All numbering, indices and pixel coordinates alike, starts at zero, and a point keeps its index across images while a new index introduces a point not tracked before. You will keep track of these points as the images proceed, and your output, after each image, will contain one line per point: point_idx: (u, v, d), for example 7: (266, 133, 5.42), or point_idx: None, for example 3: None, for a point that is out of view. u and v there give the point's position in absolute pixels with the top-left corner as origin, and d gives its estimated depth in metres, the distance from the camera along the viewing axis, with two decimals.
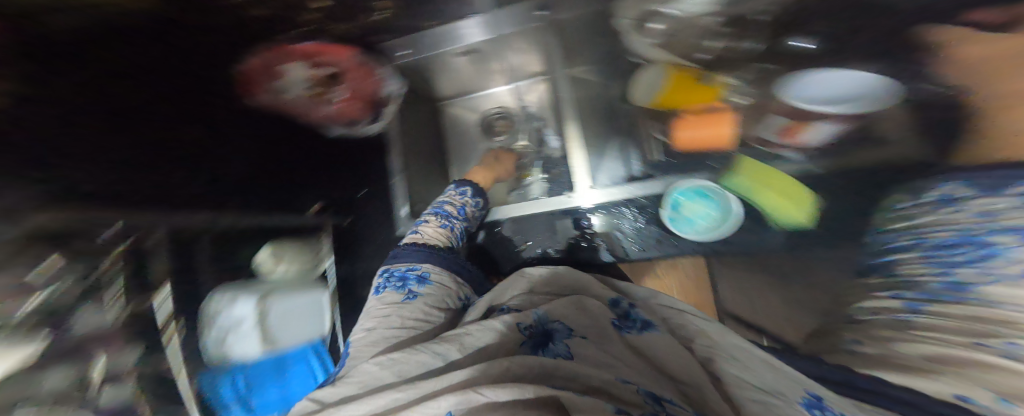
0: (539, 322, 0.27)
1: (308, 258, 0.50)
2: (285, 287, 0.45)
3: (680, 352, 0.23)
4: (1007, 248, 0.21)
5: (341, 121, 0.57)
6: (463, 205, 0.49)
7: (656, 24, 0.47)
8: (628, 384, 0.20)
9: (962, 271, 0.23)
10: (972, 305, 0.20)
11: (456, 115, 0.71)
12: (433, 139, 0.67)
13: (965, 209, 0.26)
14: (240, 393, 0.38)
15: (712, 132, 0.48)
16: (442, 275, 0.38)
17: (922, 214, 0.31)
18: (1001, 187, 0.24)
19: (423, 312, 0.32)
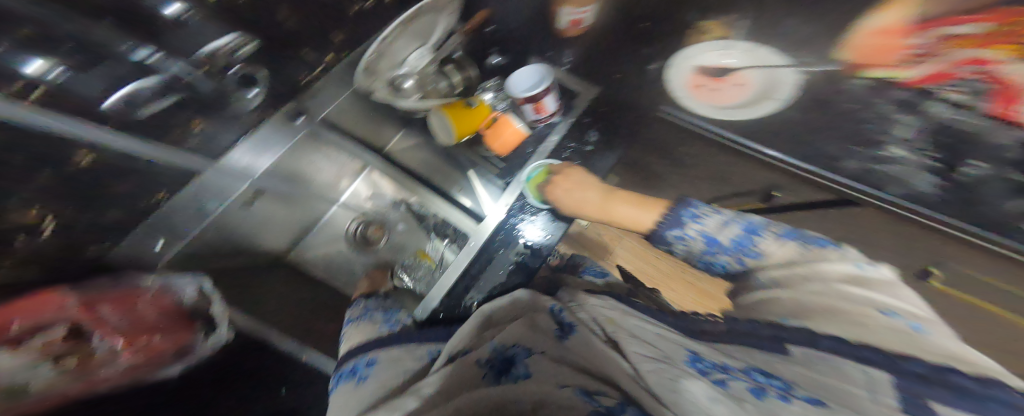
0: (497, 352, 0.32)
1: None
2: None
3: (661, 372, 0.23)
4: (755, 251, 0.37)
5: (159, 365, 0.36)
6: (365, 307, 0.48)
7: (404, 85, 0.52)
8: (565, 388, 0.26)
9: (731, 257, 0.39)
10: (824, 304, 0.27)
11: (318, 263, 0.67)
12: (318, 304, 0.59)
13: (722, 233, 0.39)
14: None
15: (510, 132, 0.57)
16: (391, 349, 0.37)
17: (693, 243, 0.42)
18: (704, 217, 0.41)
19: (380, 390, 0.31)
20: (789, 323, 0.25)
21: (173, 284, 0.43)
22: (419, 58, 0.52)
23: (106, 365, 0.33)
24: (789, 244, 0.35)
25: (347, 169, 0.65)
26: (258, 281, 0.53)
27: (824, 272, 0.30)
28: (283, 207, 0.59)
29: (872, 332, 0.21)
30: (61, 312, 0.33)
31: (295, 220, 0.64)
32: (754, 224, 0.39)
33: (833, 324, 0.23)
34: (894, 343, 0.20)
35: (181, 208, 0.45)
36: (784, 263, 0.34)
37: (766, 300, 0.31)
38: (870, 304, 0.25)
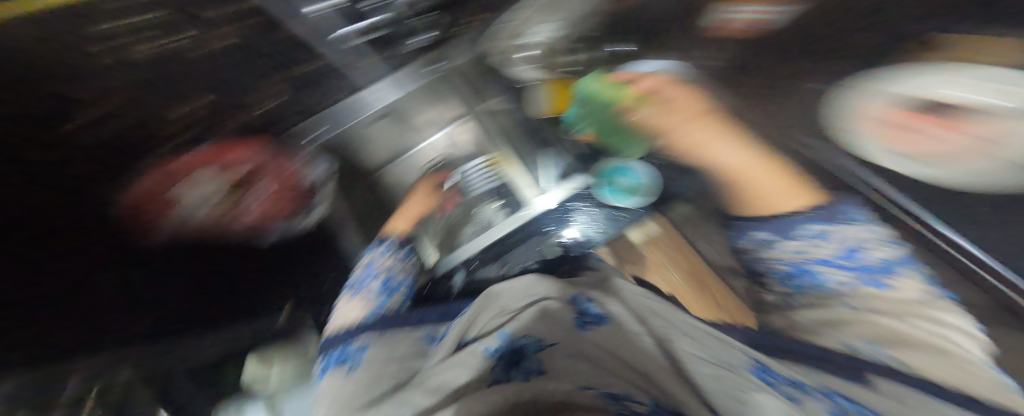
0: (506, 342, 0.33)
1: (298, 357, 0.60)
2: None
3: (642, 343, 0.30)
4: (870, 272, 0.38)
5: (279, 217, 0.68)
6: (371, 262, 0.56)
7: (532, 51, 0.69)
8: (586, 389, 0.27)
9: (811, 269, 0.43)
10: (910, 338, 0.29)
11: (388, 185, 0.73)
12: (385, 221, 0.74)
13: (822, 250, 0.43)
14: None
15: None
16: (384, 335, 0.39)
17: (771, 260, 0.49)
18: (791, 234, 0.47)
19: (370, 375, 0.31)
20: (858, 351, 0.26)
21: (309, 168, 0.69)
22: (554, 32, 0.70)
23: (203, 194, 0.64)
24: (918, 289, 0.35)
25: (443, 118, 0.74)
26: (352, 189, 0.72)
27: (943, 338, 0.29)
28: (393, 130, 0.72)
29: (956, 371, 0.23)
30: (243, 157, 0.65)
31: (393, 140, 0.72)
32: (885, 259, 0.39)
33: (892, 359, 0.24)
34: (961, 387, 0.19)
35: (341, 108, 0.67)
36: (873, 317, 0.33)
37: (854, 325, 0.32)
38: (952, 356, 0.25)
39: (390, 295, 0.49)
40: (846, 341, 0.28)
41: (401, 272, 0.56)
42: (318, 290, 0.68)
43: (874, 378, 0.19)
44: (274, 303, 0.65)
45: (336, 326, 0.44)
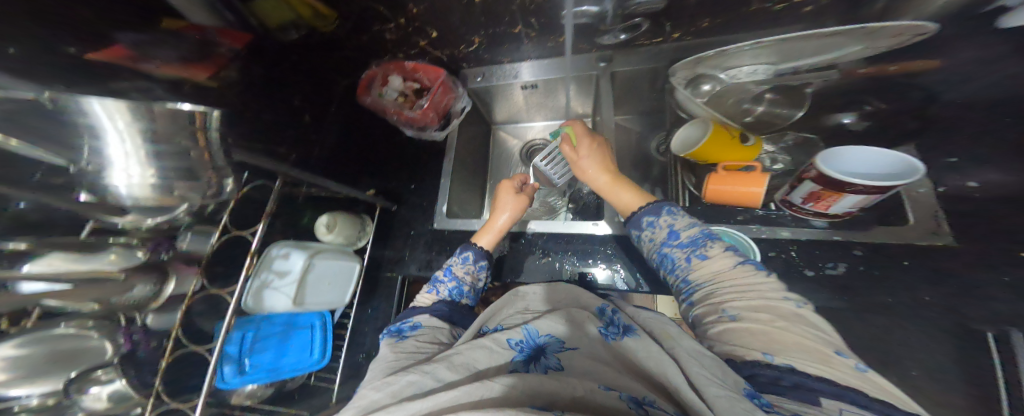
0: (528, 338, 0.42)
1: (352, 233, 0.72)
2: (325, 249, 0.64)
3: (650, 353, 0.34)
4: (688, 253, 0.42)
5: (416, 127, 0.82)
6: (449, 267, 0.66)
7: (703, 87, 0.57)
8: (608, 390, 0.32)
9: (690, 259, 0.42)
10: (783, 339, 0.30)
11: (500, 141, 0.95)
12: (473, 167, 0.88)
13: (682, 236, 0.44)
14: (236, 355, 0.60)
15: (739, 191, 0.46)
16: (431, 319, 0.55)
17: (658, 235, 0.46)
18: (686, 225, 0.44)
19: (414, 345, 0.48)
20: (734, 322, 0.34)
21: (461, 98, 0.81)
22: (751, 73, 0.53)
23: (390, 91, 0.79)
24: (727, 255, 0.40)
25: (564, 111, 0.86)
26: (469, 137, 0.86)
27: (758, 277, 0.37)
28: (527, 99, 0.83)
29: (802, 333, 0.30)
30: (429, 78, 0.78)
31: (520, 109, 0.88)
32: (696, 236, 0.43)
33: (746, 333, 0.32)
34: (795, 355, 0.28)
35: (500, 69, 0.77)
36: (714, 275, 0.39)
37: (717, 296, 0.37)
38: (788, 311, 0.32)
39: (457, 300, 0.62)
40: (721, 323, 0.35)
41: (471, 283, 0.65)
42: (408, 189, 0.85)
43: (767, 355, 0.29)
44: (369, 185, 0.80)
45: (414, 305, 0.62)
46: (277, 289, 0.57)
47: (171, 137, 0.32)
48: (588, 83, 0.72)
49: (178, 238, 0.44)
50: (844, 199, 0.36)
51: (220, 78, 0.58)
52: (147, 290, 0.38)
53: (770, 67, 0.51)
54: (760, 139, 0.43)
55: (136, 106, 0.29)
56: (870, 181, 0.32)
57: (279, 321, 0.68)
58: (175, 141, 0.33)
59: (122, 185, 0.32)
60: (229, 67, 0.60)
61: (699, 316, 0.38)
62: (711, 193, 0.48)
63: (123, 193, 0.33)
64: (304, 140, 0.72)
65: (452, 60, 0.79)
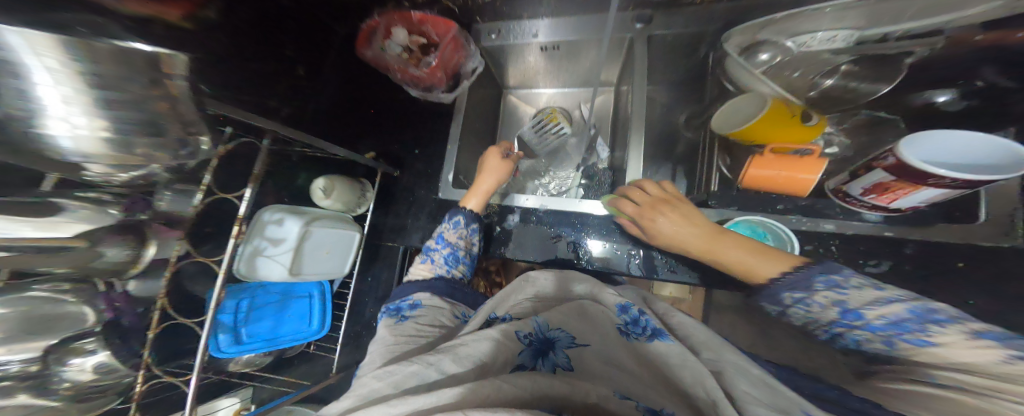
0: (538, 332, 0.39)
1: (350, 204, 0.66)
2: (322, 217, 0.59)
3: (685, 362, 0.31)
4: (875, 332, 0.27)
5: (422, 88, 0.73)
6: (440, 235, 0.63)
7: (759, 56, 0.47)
8: (624, 399, 0.32)
9: (882, 339, 0.26)
10: (972, 400, 0.19)
11: (511, 107, 0.88)
12: (482, 136, 0.82)
13: (850, 306, 0.29)
14: (231, 324, 0.57)
15: (784, 176, 0.42)
16: (431, 299, 0.52)
17: (806, 305, 0.32)
18: (842, 287, 0.30)
19: (412, 328, 0.45)
20: (933, 389, 0.22)
21: (473, 57, 0.72)
22: (827, 41, 0.43)
23: (394, 45, 0.70)
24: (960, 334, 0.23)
25: (583, 78, 0.79)
26: (479, 101, 0.78)
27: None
28: (546, 62, 0.75)
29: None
30: (438, 33, 0.68)
31: (536, 73, 0.80)
32: (904, 313, 0.26)
33: (935, 400, 0.20)
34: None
35: (519, 25, 0.68)
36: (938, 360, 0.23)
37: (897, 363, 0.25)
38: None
39: (453, 268, 0.60)
40: (910, 389, 0.23)
41: (466, 248, 0.62)
42: (412, 155, 0.78)
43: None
44: (367, 148, 0.75)
45: (410, 279, 0.59)
46: (271, 258, 0.53)
47: (123, 84, 0.26)
48: (612, 47, 0.65)
49: (155, 196, 0.39)
50: (920, 193, 0.33)
51: (197, 18, 0.46)
52: (125, 254, 0.34)
53: (854, 34, 0.41)
54: (823, 118, 0.39)
55: (68, 40, 0.23)
56: (969, 176, 0.27)
57: (275, 290, 0.65)
58: (131, 88, 0.27)
59: (63, 136, 0.26)
60: (209, 7, 0.48)
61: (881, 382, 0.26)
62: (750, 178, 0.44)
63: (68, 148, 0.27)
64: (297, 93, 0.65)
65: (465, 11, 0.69)
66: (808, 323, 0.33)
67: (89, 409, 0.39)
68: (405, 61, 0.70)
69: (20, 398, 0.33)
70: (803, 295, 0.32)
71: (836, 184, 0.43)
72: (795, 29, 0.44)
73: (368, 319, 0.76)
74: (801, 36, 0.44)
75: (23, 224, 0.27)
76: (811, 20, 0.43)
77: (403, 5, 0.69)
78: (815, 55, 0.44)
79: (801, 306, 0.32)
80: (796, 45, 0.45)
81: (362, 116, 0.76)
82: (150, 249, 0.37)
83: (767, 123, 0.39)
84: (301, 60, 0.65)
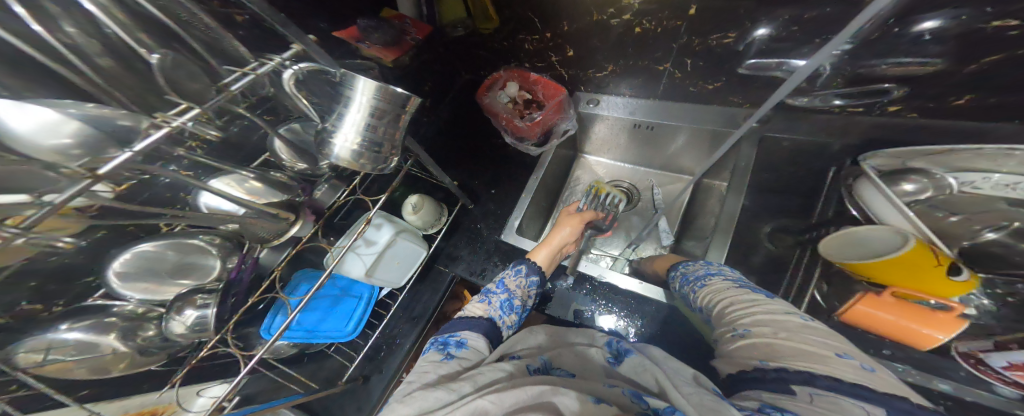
0: (545, 365, 0.42)
1: (428, 224, 0.69)
2: (407, 230, 0.62)
3: (644, 368, 0.37)
4: (734, 281, 0.44)
5: (514, 134, 0.81)
6: (502, 279, 0.59)
7: (901, 186, 0.41)
8: (613, 387, 0.35)
9: (740, 285, 0.42)
10: (810, 351, 0.28)
11: (583, 171, 0.91)
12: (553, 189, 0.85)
13: (725, 274, 0.46)
14: None
15: (914, 330, 0.39)
16: (478, 339, 0.45)
17: (703, 273, 0.48)
18: (721, 265, 0.49)
19: (456, 371, 0.39)
20: (740, 339, 0.34)
21: (569, 119, 0.77)
22: (1004, 186, 0.36)
23: (504, 96, 0.79)
24: (726, 282, 0.44)
25: (665, 161, 0.81)
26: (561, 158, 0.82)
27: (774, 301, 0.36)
28: (635, 138, 0.78)
29: (805, 342, 0.29)
30: (546, 94, 0.78)
31: (621, 146, 0.83)
32: (700, 273, 0.49)
33: (750, 346, 0.32)
34: (794, 359, 0.27)
35: (620, 101, 0.73)
36: (715, 295, 0.43)
37: (727, 317, 0.38)
38: (797, 324, 0.31)
39: (504, 316, 0.53)
40: (761, 341, 0.31)
41: (522, 299, 0.57)
42: (487, 192, 0.83)
43: (763, 362, 0.29)
44: (452, 176, 0.82)
45: (461, 315, 0.51)
46: (357, 256, 0.55)
47: (384, 114, 0.34)
48: (704, 137, 0.67)
49: (315, 188, 0.42)
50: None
51: (395, 62, 0.69)
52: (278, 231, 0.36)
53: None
54: (975, 274, 0.37)
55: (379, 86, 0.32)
56: None
57: (337, 285, 0.65)
58: (382, 119, 0.34)
59: (336, 147, 0.33)
60: (407, 54, 0.71)
61: (723, 342, 0.37)
62: (855, 313, 0.42)
63: (333, 154, 0.34)
64: (417, 118, 0.78)
65: (575, 81, 0.77)
66: (671, 283, 0.55)
67: (137, 366, 0.34)
68: (511, 110, 0.78)
69: (109, 338, 0.32)
70: (702, 265, 0.51)
71: (968, 348, 0.38)
72: (958, 163, 0.38)
73: (394, 338, 0.72)
74: (966, 173, 0.38)
75: (236, 190, 0.36)
76: (992, 160, 0.36)
77: (526, 67, 0.79)
78: (987, 200, 0.37)
79: (704, 270, 0.49)
80: (957, 183, 0.39)
81: (457, 147, 0.85)
82: (294, 228, 0.37)
83: (900, 261, 0.38)
84: (431, 95, 0.80)
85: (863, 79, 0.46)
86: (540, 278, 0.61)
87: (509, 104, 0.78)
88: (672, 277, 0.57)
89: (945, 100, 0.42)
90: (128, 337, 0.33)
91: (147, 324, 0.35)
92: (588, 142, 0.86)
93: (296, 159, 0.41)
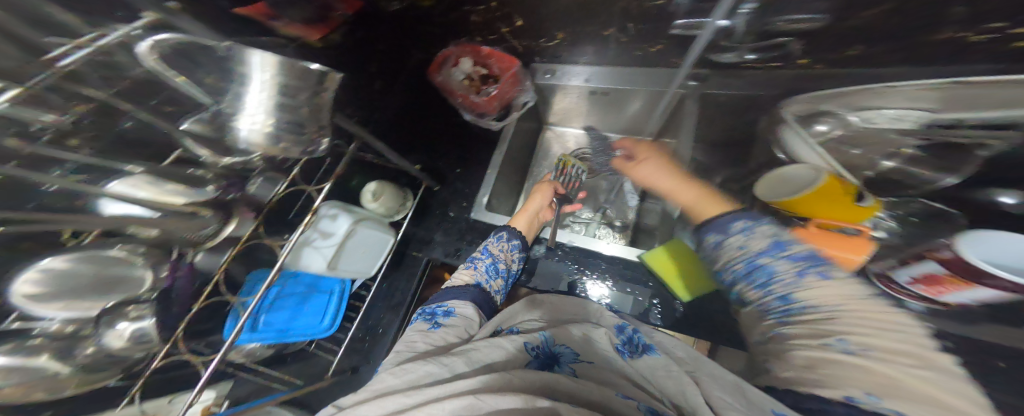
0: (546, 344, 0.41)
1: (393, 210, 0.69)
2: (369, 217, 0.62)
3: (670, 373, 0.35)
4: (819, 265, 0.33)
5: (473, 112, 0.80)
6: (485, 246, 0.62)
7: (816, 126, 0.50)
8: (626, 398, 0.34)
9: (804, 262, 0.34)
10: (941, 400, 0.21)
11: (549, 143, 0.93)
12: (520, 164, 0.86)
13: (800, 248, 0.36)
14: (256, 309, 0.57)
15: (833, 255, 0.43)
16: (464, 306, 0.48)
17: (766, 237, 0.38)
18: (810, 243, 0.36)
19: (443, 340, 0.41)
20: (847, 356, 0.26)
21: (526, 92, 0.77)
22: (896, 120, 0.42)
23: (458, 73, 0.78)
24: (853, 282, 0.32)
25: (625, 125, 0.83)
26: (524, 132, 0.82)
27: (896, 316, 0.28)
28: (593, 105, 0.80)
29: (949, 392, 0.22)
30: (501, 67, 0.76)
31: (581, 114, 0.84)
32: (811, 254, 0.35)
33: (859, 369, 0.24)
34: (920, 406, 0.21)
35: (573, 70, 0.74)
36: (836, 300, 0.31)
37: (838, 326, 0.29)
38: (937, 364, 0.24)
39: (490, 279, 0.56)
40: (856, 364, 0.25)
41: (506, 262, 0.61)
42: (454, 173, 0.82)
43: (869, 396, 0.22)
44: (415, 160, 0.80)
45: (449, 284, 0.54)
46: (316, 249, 0.55)
47: (295, 91, 0.37)
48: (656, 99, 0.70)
49: (249, 181, 0.42)
50: (972, 291, 0.35)
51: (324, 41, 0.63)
52: (207, 231, 0.36)
53: (924, 118, 0.40)
54: (876, 200, 0.42)
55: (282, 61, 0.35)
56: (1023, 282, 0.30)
57: (303, 281, 0.65)
58: (297, 96, 0.37)
59: (244, 129, 0.35)
60: (337, 31, 0.66)
61: (791, 338, 0.31)
62: None
63: (242, 137, 0.35)
64: (368, 104, 0.74)
65: (529, 52, 0.75)
66: (733, 259, 0.39)
67: (91, 381, 0.34)
68: (466, 87, 0.77)
69: (41, 360, 0.31)
70: (784, 235, 0.37)
71: (879, 269, 0.45)
72: (863, 103, 0.44)
73: (376, 324, 0.73)
74: (865, 112, 0.44)
75: (140, 191, 0.32)
76: (885, 97, 0.42)
77: (476, 40, 0.76)
78: (880, 132, 0.45)
79: (779, 238, 0.37)
80: (859, 120, 0.46)
81: (418, 131, 0.83)
82: (230, 226, 0.38)
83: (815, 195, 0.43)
84: (380, 76, 0.77)
85: (771, 33, 0.50)
86: (522, 242, 0.64)
87: (466, 81, 0.78)
88: (729, 244, 0.40)
89: (841, 51, 0.47)
90: (65, 356, 0.32)
91: (81, 342, 0.34)
92: (551, 112, 0.87)
93: (217, 155, 0.36)
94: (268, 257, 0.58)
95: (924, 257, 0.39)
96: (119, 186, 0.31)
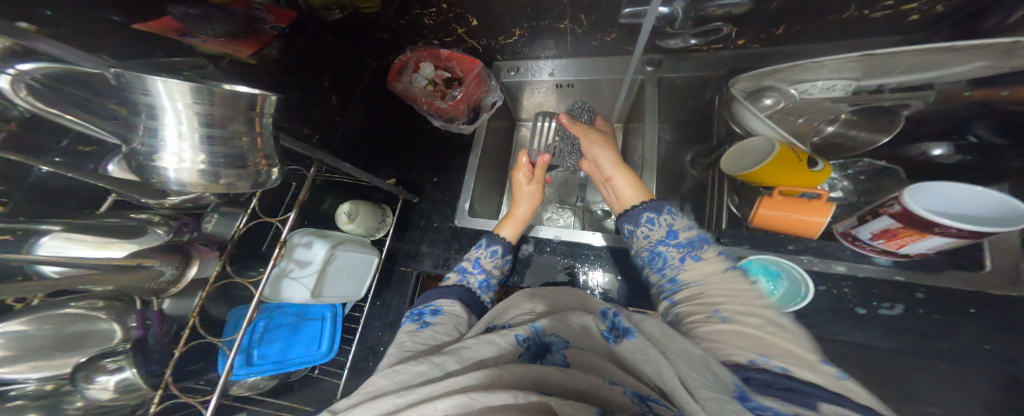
0: (536, 335, 0.36)
1: (374, 227, 0.68)
2: (346, 240, 0.60)
3: (648, 356, 0.30)
4: (691, 248, 0.44)
5: (442, 118, 0.79)
6: (476, 260, 0.60)
7: (763, 101, 0.51)
8: (614, 385, 0.29)
9: (684, 251, 0.44)
10: (785, 350, 0.28)
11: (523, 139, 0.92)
12: (497, 165, 0.86)
13: (687, 231, 0.46)
14: (246, 345, 0.54)
15: (796, 220, 0.46)
16: (450, 305, 0.48)
17: (658, 232, 0.47)
18: (688, 227, 0.46)
19: (432, 337, 0.39)
20: (723, 324, 0.33)
21: (493, 91, 0.77)
22: (827, 89, 0.47)
23: (421, 79, 0.76)
24: (719, 260, 0.42)
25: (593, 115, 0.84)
26: (495, 132, 0.83)
27: (743, 283, 0.39)
28: (560, 98, 0.80)
29: (792, 342, 0.29)
30: (463, 69, 0.76)
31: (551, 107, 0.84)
32: (693, 238, 0.45)
33: (735, 333, 0.31)
34: (783, 358, 0.27)
35: (537, 66, 0.75)
36: (705, 276, 0.41)
37: (707, 297, 0.38)
38: (772, 318, 0.32)
39: (484, 294, 0.56)
40: (725, 328, 0.33)
41: (498, 275, 0.60)
42: (430, 182, 0.81)
43: (762, 357, 0.28)
44: (389, 174, 0.80)
45: (439, 287, 0.54)
46: (298, 280, 0.54)
47: (228, 121, 0.30)
48: (616, 86, 0.72)
49: (203, 219, 0.41)
50: (925, 241, 0.38)
51: (258, 55, 0.59)
52: (167, 275, 0.34)
53: (853, 84, 0.44)
54: (828, 164, 0.44)
55: (198, 86, 0.27)
56: (967, 226, 0.32)
57: (291, 311, 0.63)
58: (230, 127, 0.30)
59: (173, 168, 0.30)
60: (271, 45, 0.61)
61: (681, 315, 0.39)
62: (761, 218, 0.48)
63: (172, 178, 0.30)
64: (328, 121, 0.75)
65: (489, 51, 0.75)
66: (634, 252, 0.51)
67: None
68: (431, 94, 0.76)
69: None
70: (679, 220, 0.47)
71: (844, 228, 0.47)
72: (797, 78, 0.47)
73: (374, 344, 0.72)
74: (803, 85, 0.47)
75: (77, 245, 0.30)
76: (815, 72, 0.45)
77: (433, 44, 0.75)
78: (817, 101, 0.49)
79: (668, 232, 0.46)
80: (798, 92, 0.49)
81: (385, 144, 0.83)
82: (192, 269, 0.36)
83: (771, 167, 0.45)
84: (336, 92, 0.76)
85: (707, 19, 0.53)
86: (505, 246, 0.62)
87: (427, 86, 0.76)
88: (632, 236, 0.51)
89: (777, 29, 0.52)
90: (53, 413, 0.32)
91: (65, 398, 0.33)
92: (521, 108, 0.87)
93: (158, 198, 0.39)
94: (246, 292, 0.57)
95: (875, 213, 0.41)
96: (50, 244, 0.30)
